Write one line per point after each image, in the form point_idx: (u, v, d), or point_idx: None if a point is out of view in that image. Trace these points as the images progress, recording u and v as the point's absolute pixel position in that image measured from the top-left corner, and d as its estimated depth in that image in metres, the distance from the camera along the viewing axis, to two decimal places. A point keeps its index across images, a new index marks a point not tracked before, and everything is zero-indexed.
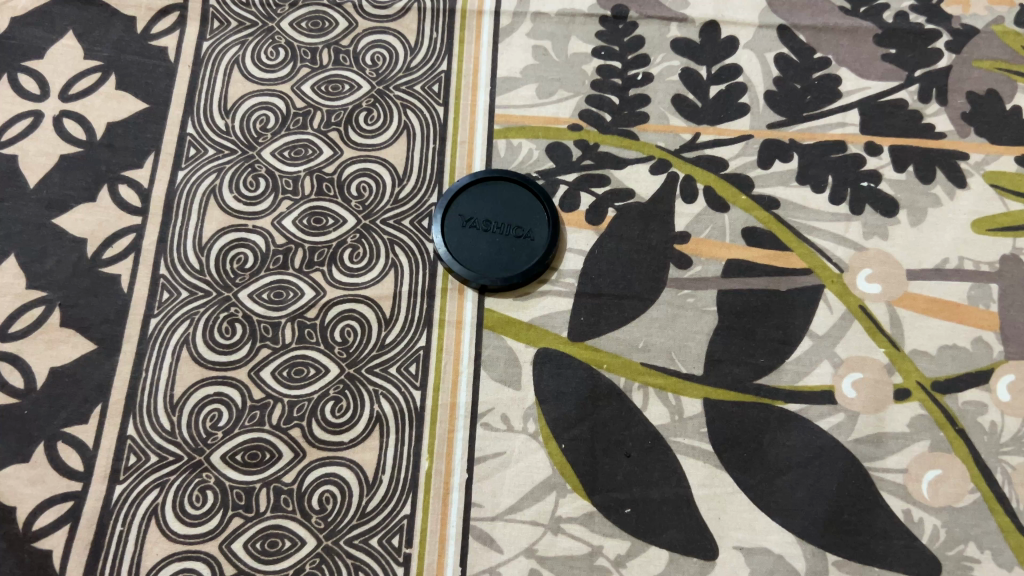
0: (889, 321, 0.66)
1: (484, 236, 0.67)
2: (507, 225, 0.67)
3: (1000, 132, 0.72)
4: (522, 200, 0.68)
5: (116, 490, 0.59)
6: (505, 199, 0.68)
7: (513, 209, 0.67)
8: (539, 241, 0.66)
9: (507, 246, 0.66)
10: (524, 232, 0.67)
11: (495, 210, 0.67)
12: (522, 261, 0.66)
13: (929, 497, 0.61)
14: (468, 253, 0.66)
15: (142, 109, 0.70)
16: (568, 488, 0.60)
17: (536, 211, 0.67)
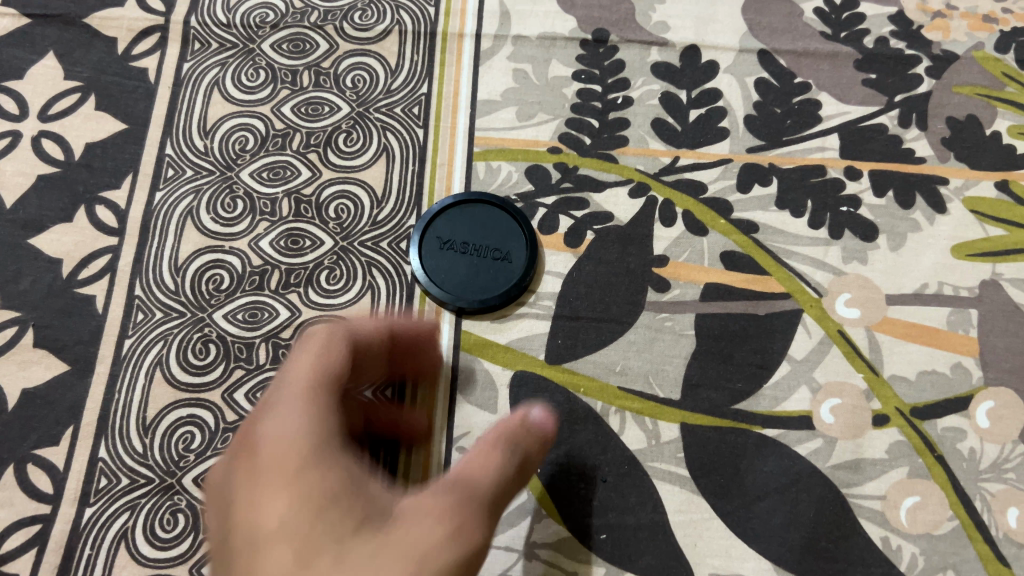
0: (868, 345, 0.65)
1: (462, 258, 0.66)
2: (485, 247, 0.66)
3: (979, 158, 0.72)
4: (500, 222, 0.68)
5: (86, 513, 0.59)
6: (482, 221, 0.67)
7: (491, 231, 0.67)
8: (517, 263, 0.66)
9: (485, 268, 0.66)
10: (502, 254, 0.66)
11: (473, 232, 0.67)
12: (500, 283, 0.65)
13: (907, 525, 0.60)
14: (446, 276, 0.66)
15: (121, 129, 0.70)
16: (543, 514, 0.60)
17: (514, 233, 0.67)
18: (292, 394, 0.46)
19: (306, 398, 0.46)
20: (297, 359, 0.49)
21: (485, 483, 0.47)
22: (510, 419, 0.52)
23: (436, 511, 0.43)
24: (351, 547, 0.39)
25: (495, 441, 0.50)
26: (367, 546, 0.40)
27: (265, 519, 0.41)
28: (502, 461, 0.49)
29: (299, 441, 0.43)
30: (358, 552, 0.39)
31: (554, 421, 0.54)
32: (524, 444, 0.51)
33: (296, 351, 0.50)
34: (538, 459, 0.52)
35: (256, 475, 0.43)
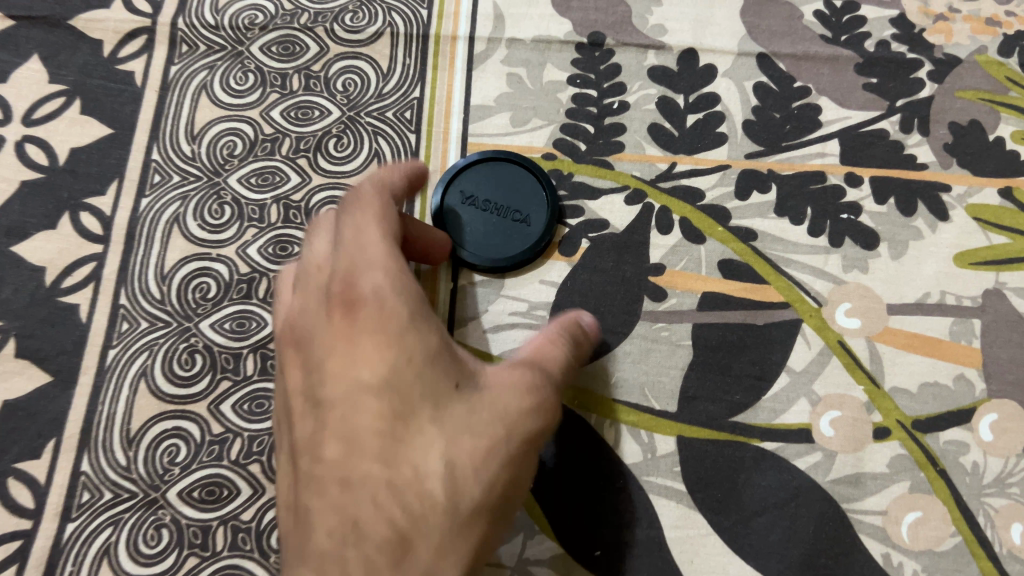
0: (868, 356, 0.64)
1: (482, 216, 0.67)
2: (507, 208, 0.67)
3: (982, 164, 0.70)
4: (524, 184, 0.68)
5: (68, 528, 0.58)
6: (508, 181, 0.68)
7: (515, 193, 0.67)
8: (536, 229, 0.66)
9: (503, 228, 0.66)
10: (523, 217, 0.67)
11: (496, 191, 0.67)
12: (515, 246, 0.65)
13: (909, 541, 0.59)
14: (465, 231, 0.66)
15: (107, 134, 0.69)
16: (535, 530, 0.59)
17: (537, 197, 0.67)
18: (375, 247, 0.48)
19: (390, 253, 0.48)
20: (362, 208, 0.51)
21: (551, 360, 0.53)
22: (566, 317, 0.58)
23: (514, 379, 0.49)
24: (450, 412, 0.45)
25: (552, 332, 0.56)
26: (464, 410, 0.46)
27: (365, 371, 0.45)
28: (561, 344, 0.55)
29: (395, 299, 0.47)
30: (458, 418, 0.45)
31: (599, 328, 0.62)
32: (580, 342, 0.58)
33: (355, 199, 0.51)
34: (586, 355, 0.60)
35: (352, 324, 0.47)
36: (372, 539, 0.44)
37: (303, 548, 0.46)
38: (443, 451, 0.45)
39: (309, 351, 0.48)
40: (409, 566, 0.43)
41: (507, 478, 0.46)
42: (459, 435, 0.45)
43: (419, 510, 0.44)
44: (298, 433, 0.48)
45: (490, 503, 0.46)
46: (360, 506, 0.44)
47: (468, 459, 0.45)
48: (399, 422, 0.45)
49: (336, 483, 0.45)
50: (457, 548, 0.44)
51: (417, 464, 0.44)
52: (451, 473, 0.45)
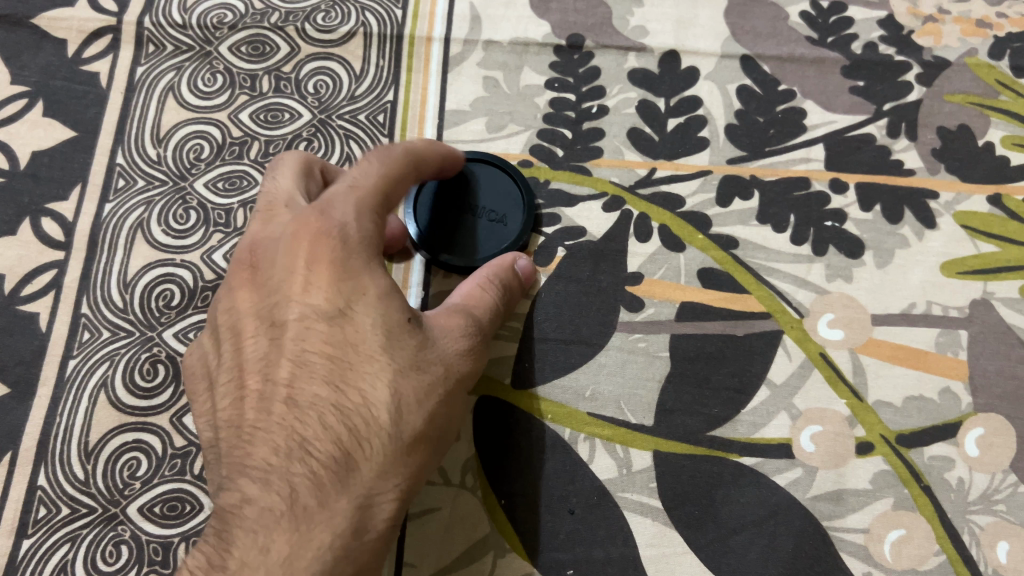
0: (851, 369, 0.62)
1: (456, 216, 0.65)
2: (481, 207, 0.65)
3: (971, 169, 0.69)
4: (499, 183, 0.65)
5: (23, 545, 0.56)
6: (481, 179, 0.65)
7: (490, 191, 0.65)
8: (514, 227, 0.64)
9: (479, 230, 0.64)
10: (499, 216, 0.65)
11: (470, 190, 0.65)
12: (493, 249, 0.64)
13: (891, 560, 0.57)
14: (441, 234, 0.64)
15: (70, 137, 0.67)
16: (507, 548, 0.57)
17: (512, 197, 0.65)
18: (364, 193, 0.51)
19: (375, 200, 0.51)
20: (380, 162, 0.53)
21: (488, 308, 0.55)
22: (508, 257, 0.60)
23: (454, 323, 0.52)
24: (400, 343, 0.48)
25: (489, 272, 0.57)
26: (412, 343, 0.49)
27: (320, 297, 0.49)
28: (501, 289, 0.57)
29: (364, 241, 0.50)
30: (406, 351, 0.49)
31: (535, 273, 0.62)
32: (515, 289, 0.59)
33: (375, 151, 0.53)
34: (517, 302, 0.60)
35: (314, 251, 0.49)
36: (317, 454, 0.46)
37: (243, 461, 0.47)
38: (391, 384, 0.47)
39: (266, 272, 0.51)
40: (353, 481, 0.46)
41: (444, 413, 0.49)
42: (406, 365, 0.48)
43: (364, 432, 0.47)
44: (247, 353, 0.50)
45: (428, 436, 0.49)
46: (307, 424, 0.47)
47: (412, 392, 0.48)
48: (349, 349, 0.48)
49: (283, 401, 0.48)
50: (399, 470, 0.47)
51: (365, 391, 0.47)
52: (396, 402, 0.47)
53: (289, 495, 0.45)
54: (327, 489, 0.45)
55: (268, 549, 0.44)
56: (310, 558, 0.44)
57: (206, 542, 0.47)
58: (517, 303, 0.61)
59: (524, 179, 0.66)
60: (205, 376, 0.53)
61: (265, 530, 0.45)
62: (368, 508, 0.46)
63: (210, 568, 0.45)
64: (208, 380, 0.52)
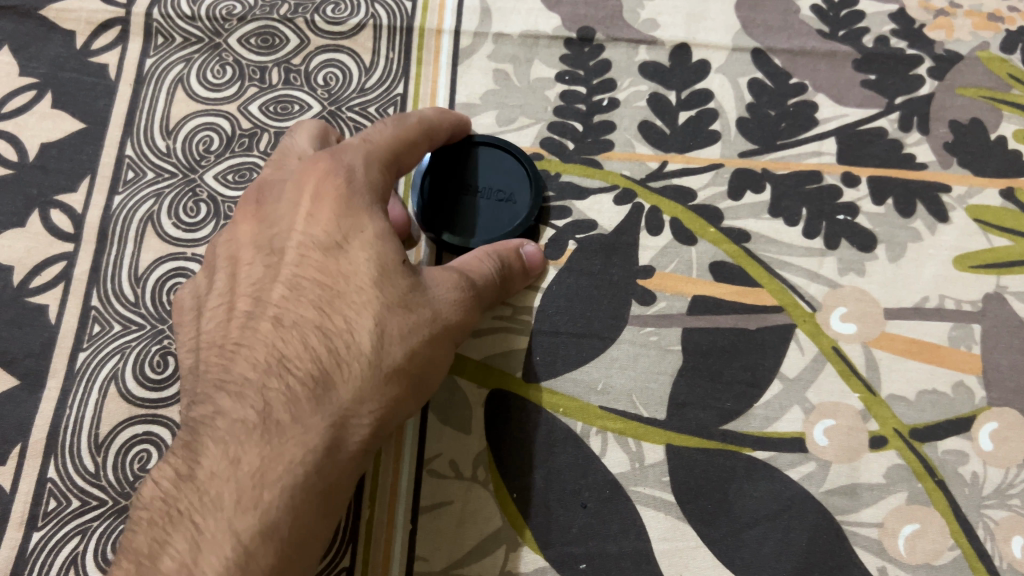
0: (864, 363, 0.62)
1: (464, 201, 0.65)
2: (488, 189, 0.65)
3: (984, 163, 0.68)
4: (503, 162, 0.65)
5: (33, 538, 0.56)
6: (485, 161, 0.65)
7: (496, 172, 0.65)
8: (523, 207, 0.64)
9: (488, 210, 0.64)
10: (506, 194, 0.65)
11: (475, 172, 0.65)
12: (504, 226, 0.64)
13: (906, 554, 0.57)
14: (449, 222, 0.64)
15: (79, 128, 0.67)
16: (519, 542, 0.57)
17: (518, 173, 0.65)
18: (372, 143, 0.54)
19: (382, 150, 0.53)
20: (392, 123, 0.56)
21: (483, 275, 0.56)
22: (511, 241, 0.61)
23: (450, 276, 0.53)
24: (392, 280, 0.49)
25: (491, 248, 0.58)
26: (404, 282, 0.50)
27: (318, 227, 0.50)
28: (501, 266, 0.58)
29: (367, 182, 0.52)
30: (397, 288, 0.49)
31: (541, 267, 0.63)
32: (516, 272, 0.60)
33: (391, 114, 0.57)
34: (518, 286, 0.61)
35: (319, 187, 0.51)
36: (296, 371, 0.47)
37: (226, 378, 0.49)
38: (377, 315, 0.48)
39: (270, 206, 0.53)
40: (329, 400, 0.46)
41: (429, 358, 0.50)
42: (394, 300, 0.49)
43: (345, 357, 0.47)
44: (242, 278, 0.52)
45: (410, 374, 0.49)
46: (291, 344, 0.48)
47: (399, 327, 0.48)
48: (341, 278, 0.49)
49: (272, 322, 0.49)
50: (375, 398, 0.47)
51: (351, 319, 0.48)
52: (381, 334, 0.48)
53: (264, 409, 0.46)
54: (303, 404, 0.46)
55: (238, 460, 0.45)
56: (279, 469, 0.44)
57: (175, 452, 0.48)
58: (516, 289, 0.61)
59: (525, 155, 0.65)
60: (192, 307, 0.54)
61: (236, 441, 0.46)
62: (341, 428, 0.46)
63: (177, 478, 0.47)
64: (196, 309, 0.54)
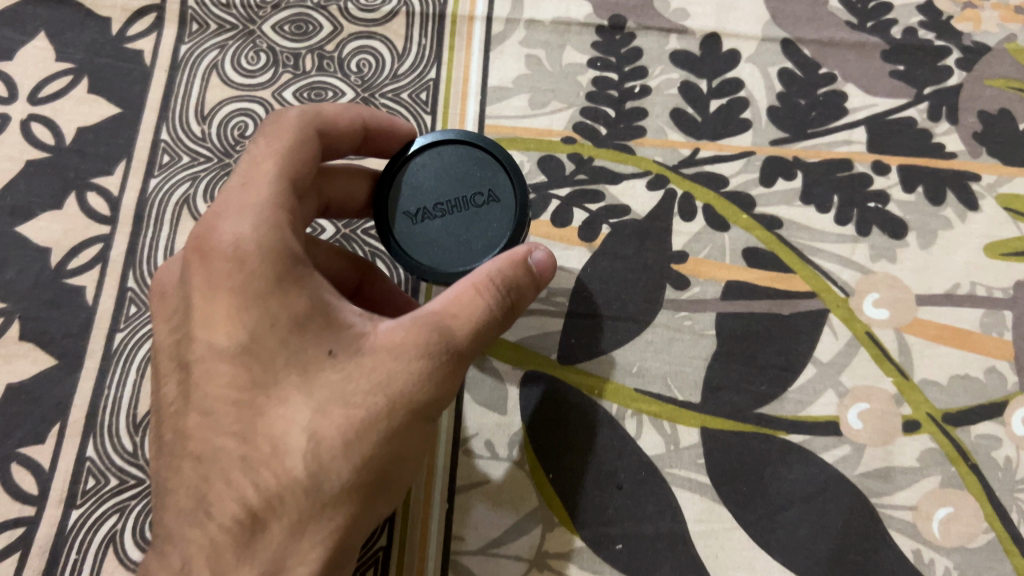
0: (897, 348, 0.62)
1: (441, 221, 0.53)
2: (464, 195, 0.53)
3: (1013, 153, 0.68)
4: (466, 161, 0.54)
5: (72, 516, 0.56)
6: (446, 167, 0.54)
7: (463, 174, 0.54)
8: (508, 196, 0.54)
9: (473, 220, 0.53)
10: (485, 192, 0.54)
11: (442, 185, 0.54)
12: (500, 230, 0.53)
13: (940, 537, 0.57)
14: (438, 255, 0.53)
15: (115, 113, 0.67)
16: (555, 522, 0.57)
17: (486, 165, 0.54)
18: (255, 194, 0.46)
19: (273, 200, 0.46)
20: (270, 143, 0.49)
21: (467, 318, 0.45)
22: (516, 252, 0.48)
23: (410, 339, 0.44)
24: (317, 380, 0.43)
25: (492, 268, 0.47)
26: (333, 374, 0.43)
27: (219, 331, 0.44)
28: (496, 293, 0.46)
29: (264, 252, 0.44)
30: (322, 390, 0.43)
31: (553, 269, 0.50)
32: (521, 285, 0.47)
33: (266, 130, 0.50)
34: (529, 300, 0.49)
35: (208, 278, 0.44)
36: (219, 517, 0.43)
37: (163, 522, 0.46)
38: (301, 430, 0.42)
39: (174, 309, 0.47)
40: (258, 546, 0.43)
41: (387, 452, 0.43)
42: (327, 402, 0.42)
43: (272, 488, 0.43)
44: (166, 396, 0.47)
45: (366, 478, 0.43)
46: (216, 482, 0.43)
47: (333, 432, 0.42)
48: (254, 392, 0.43)
49: (194, 455, 0.44)
50: (315, 527, 0.43)
51: (272, 441, 0.43)
52: (313, 448, 0.42)
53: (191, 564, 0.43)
54: (228, 556, 0.43)
55: None
56: None
57: None
58: (529, 303, 0.49)
59: (486, 141, 0.55)
60: None
61: None
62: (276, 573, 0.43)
63: None
64: None
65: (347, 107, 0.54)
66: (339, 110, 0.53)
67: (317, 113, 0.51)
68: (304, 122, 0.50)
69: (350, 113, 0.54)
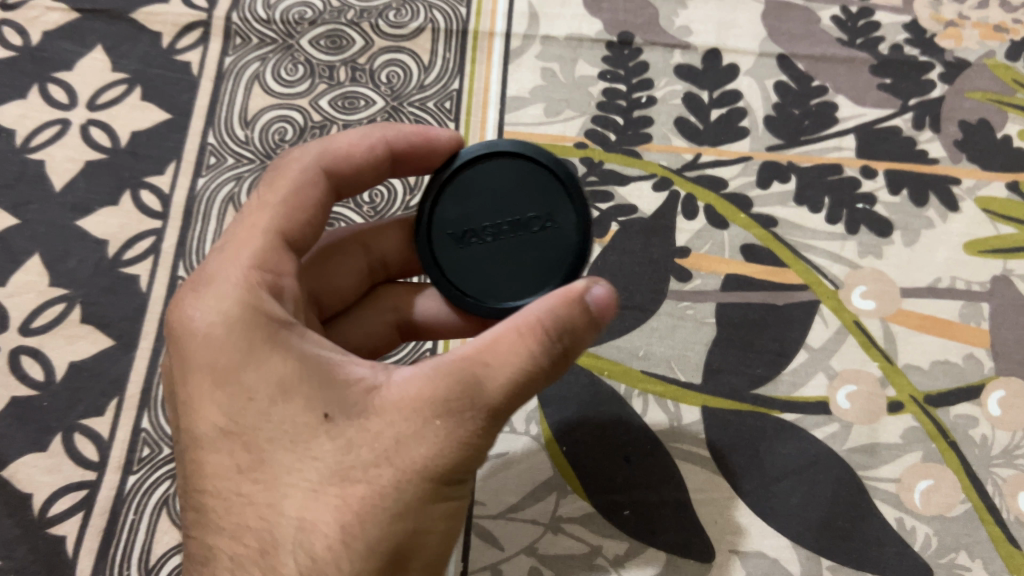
0: (882, 335, 0.67)
1: (486, 246, 0.52)
2: (516, 219, 0.52)
3: (991, 159, 0.74)
4: (527, 180, 0.52)
5: (129, 481, 0.61)
6: (501, 186, 0.52)
7: (519, 194, 0.52)
8: (568, 223, 0.52)
9: (525, 246, 0.52)
10: (541, 218, 0.51)
11: (491, 206, 0.52)
12: (552, 261, 0.51)
13: (921, 506, 0.62)
14: (484, 280, 0.53)
15: (166, 119, 0.73)
16: (568, 490, 0.62)
17: (548, 187, 0.52)
18: (232, 268, 0.46)
19: (247, 273, 0.46)
20: (258, 208, 0.50)
21: (501, 371, 0.42)
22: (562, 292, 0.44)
23: (422, 404, 0.41)
24: (309, 456, 0.41)
25: (542, 309, 0.43)
26: (329, 448, 0.41)
27: (203, 417, 0.43)
28: (531, 342, 0.42)
29: (238, 329, 0.44)
30: (317, 471, 0.41)
31: (616, 304, 0.45)
32: (575, 326, 0.43)
33: (265, 180, 0.52)
34: (585, 340, 0.44)
35: (187, 364, 0.44)
36: None
37: None
38: (295, 520, 0.41)
39: (171, 393, 0.47)
40: None
41: (397, 530, 0.41)
42: (323, 482, 0.41)
43: None
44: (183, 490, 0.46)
45: (376, 564, 0.41)
46: None
47: (327, 518, 0.41)
48: (248, 478, 0.42)
49: (200, 552, 0.44)
50: None
51: (264, 534, 0.41)
52: (304, 536, 0.40)
53: None
54: None
55: None
56: None
57: None
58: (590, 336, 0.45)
59: (549, 156, 0.52)
60: None
61: None
62: None
63: None
64: None
65: (366, 134, 0.54)
66: (355, 140, 0.53)
67: (322, 154, 0.52)
68: (304, 169, 0.51)
69: (369, 139, 0.54)
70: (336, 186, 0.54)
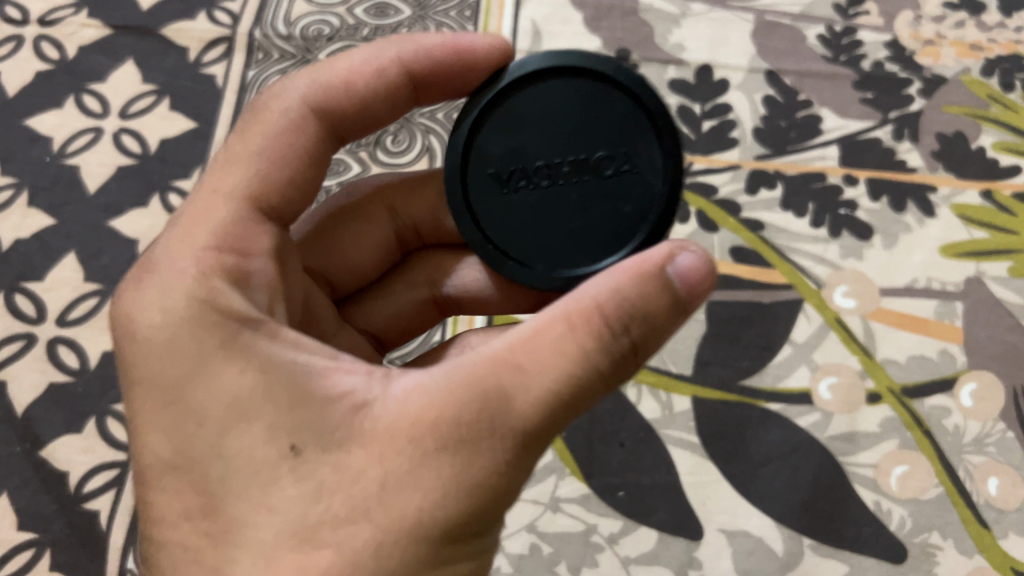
0: (862, 331, 0.72)
1: (541, 190, 0.48)
2: (579, 159, 0.47)
3: (965, 169, 0.79)
4: (595, 112, 0.47)
5: None
6: (562, 116, 0.47)
7: (584, 128, 0.47)
8: (646, 168, 0.47)
9: (591, 191, 0.47)
10: (612, 159, 0.47)
11: (547, 141, 0.47)
12: (624, 210, 0.48)
13: (896, 490, 0.67)
14: (536, 230, 0.49)
15: (191, 127, 0.78)
16: (567, 472, 0.67)
17: (620, 122, 0.47)
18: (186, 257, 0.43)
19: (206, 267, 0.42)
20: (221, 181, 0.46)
21: (530, 390, 0.37)
22: (616, 289, 0.38)
23: (425, 433, 0.37)
24: (273, 503, 0.37)
25: (599, 299, 0.38)
26: (293, 493, 0.37)
27: (153, 441, 0.40)
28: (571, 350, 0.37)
29: (187, 330, 0.40)
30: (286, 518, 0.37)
31: (702, 291, 0.40)
32: (631, 333, 0.38)
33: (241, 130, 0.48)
34: (644, 349, 0.39)
35: (139, 377, 0.40)
36: None
37: None
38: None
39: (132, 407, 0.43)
40: None
41: None
42: (282, 540, 0.36)
43: None
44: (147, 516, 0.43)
45: None
46: None
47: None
48: (198, 527, 0.38)
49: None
50: None
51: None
52: None
53: None
54: None
55: None
56: None
57: None
58: (663, 336, 0.40)
59: (626, 79, 0.47)
60: None
61: None
62: None
63: None
64: None
65: (373, 57, 0.51)
66: (358, 65, 0.50)
67: (310, 87, 0.49)
68: (288, 109, 0.48)
69: (377, 64, 0.50)
70: (347, 117, 0.51)
